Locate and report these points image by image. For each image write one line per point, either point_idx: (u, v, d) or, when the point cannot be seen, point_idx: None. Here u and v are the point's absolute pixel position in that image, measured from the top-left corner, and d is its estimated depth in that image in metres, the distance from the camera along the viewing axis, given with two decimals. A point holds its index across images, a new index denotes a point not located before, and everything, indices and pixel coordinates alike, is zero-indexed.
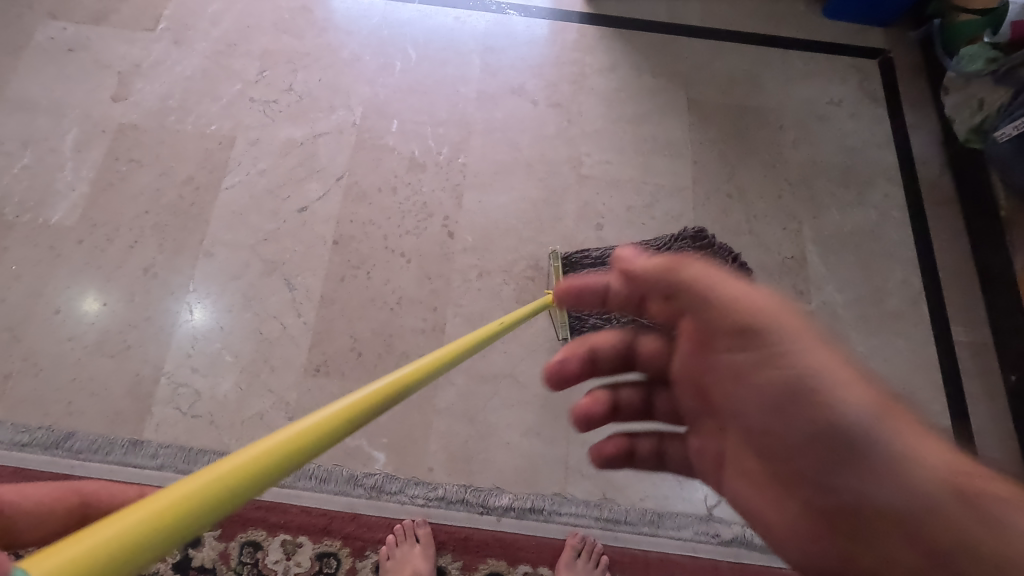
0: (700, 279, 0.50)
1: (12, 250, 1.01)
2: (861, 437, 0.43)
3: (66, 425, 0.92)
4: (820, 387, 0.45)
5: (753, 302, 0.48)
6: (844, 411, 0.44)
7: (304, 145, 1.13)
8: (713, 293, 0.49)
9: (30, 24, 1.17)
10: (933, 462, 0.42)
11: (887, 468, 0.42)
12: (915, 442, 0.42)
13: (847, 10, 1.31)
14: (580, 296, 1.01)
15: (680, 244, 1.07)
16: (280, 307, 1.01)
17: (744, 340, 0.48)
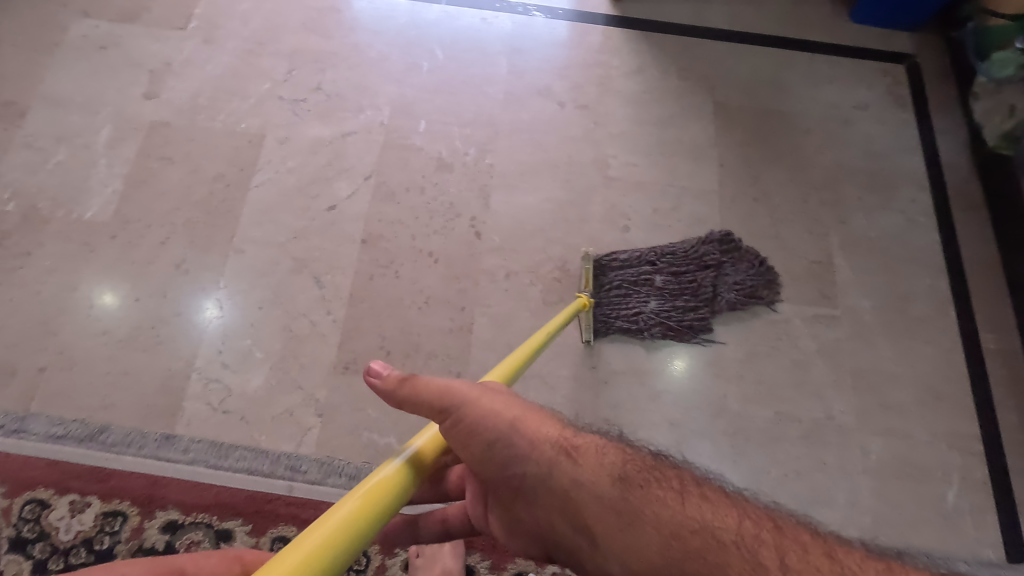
0: (470, 416, 0.56)
1: (46, 245, 1.02)
2: (616, 518, 0.51)
3: (100, 419, 0.93)
4: (577, 483, 0.53)
5: (519, 431, 0.56)
6: (594, 497, 0.52)
7: (333, 144, 1.14)
8: (492, 429, 0.56)
9: (64, 22, 1.19)
10: (682, 520, 0.49)
11: (637, 539, 0.49)
12: (658, 507, 0.50)
13: (874, 14, 1.32)
14: (608, 297, 1.04)
15: (707, 246, 1.08)
16: (310, 305, 1.02)
17: (511, 462, 0.56)
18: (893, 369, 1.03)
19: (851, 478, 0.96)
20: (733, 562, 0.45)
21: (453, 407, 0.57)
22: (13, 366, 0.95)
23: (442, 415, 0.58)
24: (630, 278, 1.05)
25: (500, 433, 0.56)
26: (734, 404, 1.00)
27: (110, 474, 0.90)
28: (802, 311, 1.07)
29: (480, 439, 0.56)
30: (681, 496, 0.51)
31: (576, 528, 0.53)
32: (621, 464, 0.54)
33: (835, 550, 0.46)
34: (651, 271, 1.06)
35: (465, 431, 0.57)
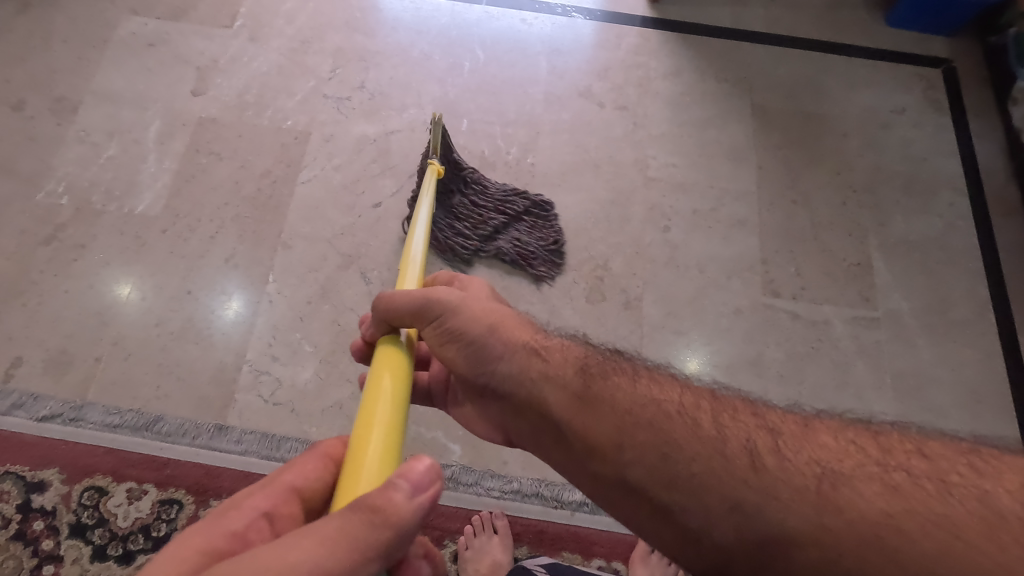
0: (455, 320, 0.60)
1: (100, 238, 1.04)
2: (574, 399, 0.54)
3: (154, 409, 0.95)
4: (537, 371, 0.57)
5: (490, 325, 0.60)
6: (555, 383, 0.56)
7: (377, 142, 1.15)
8: (464, 321, 0.60)
9: (114, 19, 1.21)
10: (637, 400, 0.53)
11: (598, 419, 0.52)
12: (615, 390, 0.54)
13: (912, 19, 1.33)
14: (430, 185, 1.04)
15: (517, 197, 1.09)
16: (357, 300, 1.03)
17: (480, 353, 0.60)
18: (932, 372, 1.04)
19: None
20: (683, 432, 0.49)
21: (427, 301, 0.61)
22: (70, 356, 0.97)
23: (417, 306, 0.61)
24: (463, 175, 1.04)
25: (471, 326, 0.60)
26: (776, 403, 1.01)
27: (165, 463, 0.91)
28: (842, 313, 1.08)
29: (449, 328, 0.60)
30: (640, 381, 0.55)
31: (537, 412, 0.56)
32: (585, 356, 0.58)
33: (779, 426, 0.48)
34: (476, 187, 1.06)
35: (437, 321, 0.61)
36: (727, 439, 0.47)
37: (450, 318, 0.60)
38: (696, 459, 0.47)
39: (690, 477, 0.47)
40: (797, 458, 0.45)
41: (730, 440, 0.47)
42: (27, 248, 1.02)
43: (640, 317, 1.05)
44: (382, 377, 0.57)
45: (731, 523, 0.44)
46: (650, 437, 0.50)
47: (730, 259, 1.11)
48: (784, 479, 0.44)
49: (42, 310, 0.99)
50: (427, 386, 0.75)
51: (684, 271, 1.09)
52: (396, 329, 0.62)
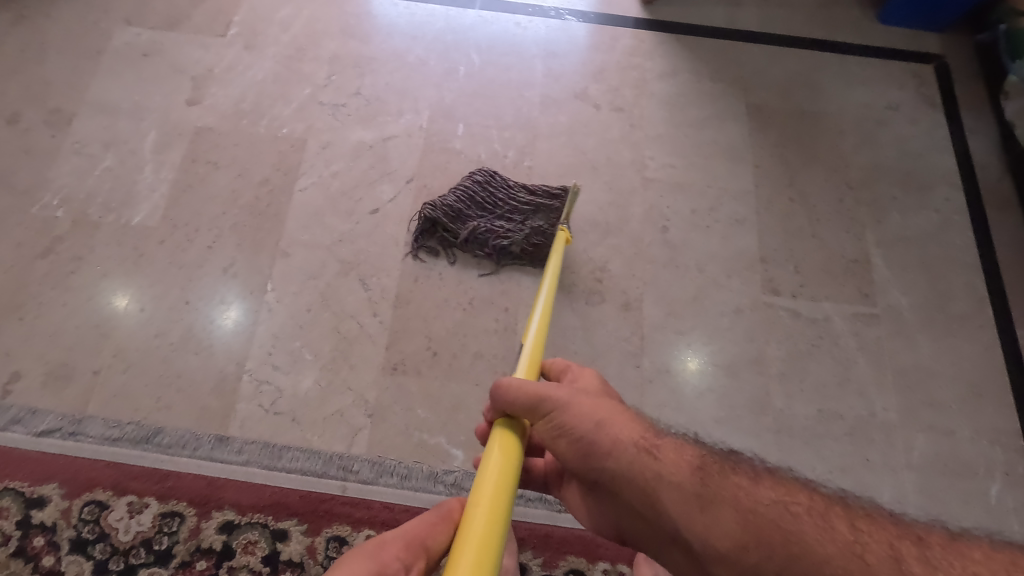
0: (564, 416, 0.61)
1: (97, 249, 1.04)
2: (696, 500, 0.54)
3: (154, 420, 0.94)
4: (652, 469, 0.57)
5: (599, 421, 0.60)
6: (671, 481, 0.56)
7: (375, 148, 1.15)
8: (574, 418, 0.61)
9: (108, 30, 1.21)
10: (760, 500, 0.52)
11: (718, 518, 0.53)
12: (738, 489, 0.54)
13: (904, 16, 1.34)
14: (477, 206, 1.09)
15: (532, 237, 1.06)
16: (357, 307, 1.03)
17: (590, 451, 0.60)
18: (932, 366, 1.04)
19: (895, 473, 0.97)
20: (812, 535, 0.49)
21: (539, 400, 0.62)
22: (70, 369, 0.96)
23: (531, 402, 0.62)
24: (520, 204, 1.08)
25: (581, 423, 0.61)
26: (778, 401, 1.01)
27: (167, 475, 0.90)
28: (841, 310, 1.08)
29: (558, 424, 0.61)
30: (761, 481, 0.54)
31: (658, 515, 0.56)
32: (701, 454, 0.58)
33: (921, 535, 0.48)
34: (518, 213, 1.08)
35: (547, 418, 0.62)
36: (864, 545, 0.48)
37: (559, 412, 0.62)
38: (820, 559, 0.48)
39: None
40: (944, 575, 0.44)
41: (864, 547, 0.47)
42: (25, 261, 1.01)
43: (641, 318, 1.05)
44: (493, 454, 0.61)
45: None
46: (773, 536, 0.50)
47: (729, 258, 1.11)
48: None
49: (40, 323, 0.98)
50: (543, 473, 0.77)
51: (684, 271, 1.09)
52: (510, 417, 0.64)
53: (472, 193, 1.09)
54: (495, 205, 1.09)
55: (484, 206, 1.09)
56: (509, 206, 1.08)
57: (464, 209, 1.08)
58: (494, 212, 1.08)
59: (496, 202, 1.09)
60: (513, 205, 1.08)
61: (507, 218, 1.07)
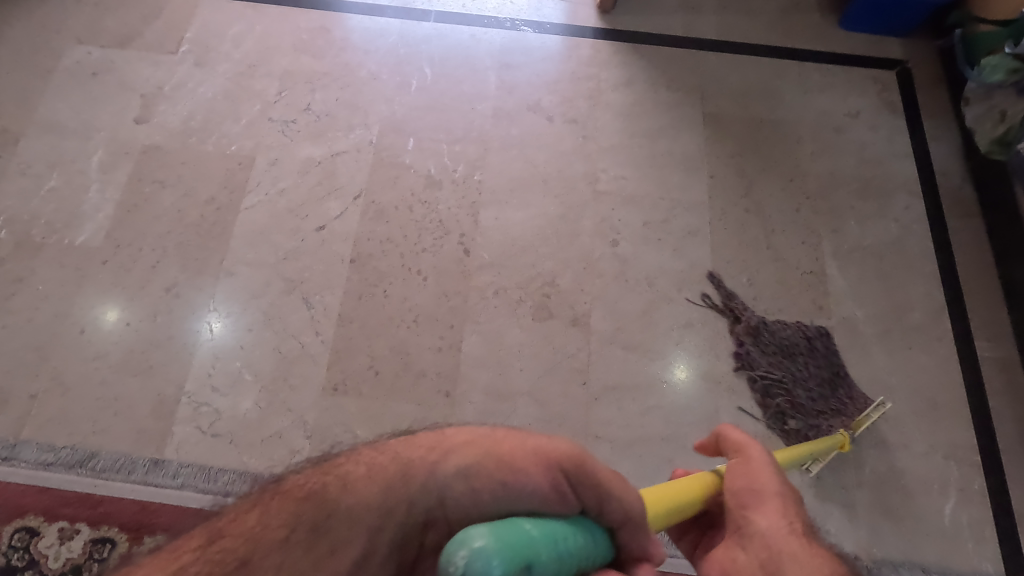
0: (756, 467, 0.60)
1: (40, 271, 1.03)
2: None
3: (90, 444, 0.93)
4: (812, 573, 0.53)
5: (783, 510, 0.58)
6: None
7: (323, 164, 1.14)
8: (762, 479, 0.60)
9: (58, 49, 1.21)
10: None
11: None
12: None
13: (864, 21, 1.31)
14: (801, 356, 1.03)
15: (791, 420, 0.98)
16: (300, 326, 1.02)
17: (751, 506, 0.59)
18: (887, 380, 1.02)
19: (847, 492, 0.94)
20: None
21: (744, 443, 0.62)
22: (6, 393, 0.95)
23: (743, 444, 0.63)
24: (821, 386, 1.01)
25: (763, 495, 0.59)
26: (727, 418, 0.99)
27: (100, 500, 0.89)
28: (795, 323, 1.06)
29: (743, 473, 0.60)
30: None
31: None
32: None
33: None
34: (814, 394, 1.00)
35: (735, 464, 0.61)
36: None
37: (753, 458, 0.61)
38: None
39: None
40: None
41: None
42: None
43: (588, 334, 1.03)
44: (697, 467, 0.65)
45: None
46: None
47: (680, 271, 1.09)
48: None
49: None
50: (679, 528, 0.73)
51: (634, 285, 1.07)
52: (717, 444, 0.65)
53: (798, 338, 1.04)
54: (806, 355, 1.03)
55: (801, 355, 1.03)
56: (820, 363, 1.02)
57: (780, 336, 1.04)
58: (800, 356, 1.03)
59: (810, 356, 1.03)
60: (824, 362, 1.03)
61: (792, 368, 1.02)
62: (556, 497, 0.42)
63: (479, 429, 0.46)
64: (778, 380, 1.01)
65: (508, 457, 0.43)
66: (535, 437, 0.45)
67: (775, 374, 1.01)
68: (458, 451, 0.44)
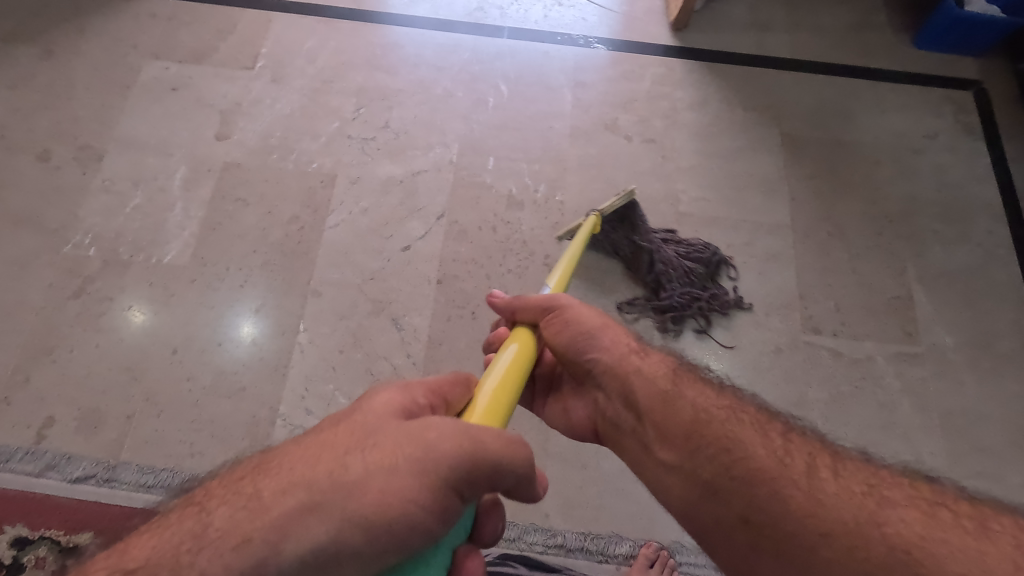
0: (570, 311, 0.73)
1: (128, 289, 1.03)
2: (664, 396, 0.66)
3: (188, 467, 0.93)
4: (638, 368, 0.69)
5: (611, 335, 0.72)
6: (647, 379, 0.68)
7: (404, 183, 1.14)
8: (589, 322, 0.72)
9: (135, 64, 1.20)
10: (714, 410, 0.63)
11: (680, 413, 0.64)
12: (697, 398, 0.65)
13: (940, 41, 1.30)
14: (704, 278, 1.08)
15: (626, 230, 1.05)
16: (390, 348, 1.02)
17: (584, 346, 0.72)
18: (979, 410, 1.02)
19: None
20: (752, 437, 0.59)
21: (547, 299, 0.74)
22: (103, 414, 0.95)
23: (543, 303, 0.73)
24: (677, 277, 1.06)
25: (597, 332, 0.72)
26: None
27: None
28: (883, 349, 1.06)
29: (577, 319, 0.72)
30: (719, 394, 0.66)
31: (629, 403, 0.68)
32: (676, 367, 0.70)
33: (840, 453, 0.57)
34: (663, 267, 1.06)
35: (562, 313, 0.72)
36: (792, 451, 0.57)
37: (565, 305, 0.73)
38: (757, 463, 0.57)
39: (748, 470, 0.57)
40: (849, 481, 0.53)
41: (793, 453, 0.57)
42: (57, 302, 1.01)
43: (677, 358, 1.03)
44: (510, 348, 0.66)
45: (783, 519, 0.53)
46: (719, 435, 0.61)
47: (766, 295, 1.09)
48: (836, 490, 0.53)
49: (71, 366, 0.97)
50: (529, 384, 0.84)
51: (720, 309, 1.07)
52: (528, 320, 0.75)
53: (699, 267, 1.07)
54: (665, 284, 1.05)
55: (689, 275, 1.07)
56: (685, 295, 1.05)
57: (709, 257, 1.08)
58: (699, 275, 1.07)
59: (666, 288, 1.06)
60: (697, 300, 1.06)
61: (684, 271, 1.07)
62: (442, 517, 0.45)
63: (331, 467, 0.46)
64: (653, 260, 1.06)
65: (373, 509, 0.44)
66: (397, 449, 0.46)
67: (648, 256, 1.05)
68: (319, 506, 0.44)
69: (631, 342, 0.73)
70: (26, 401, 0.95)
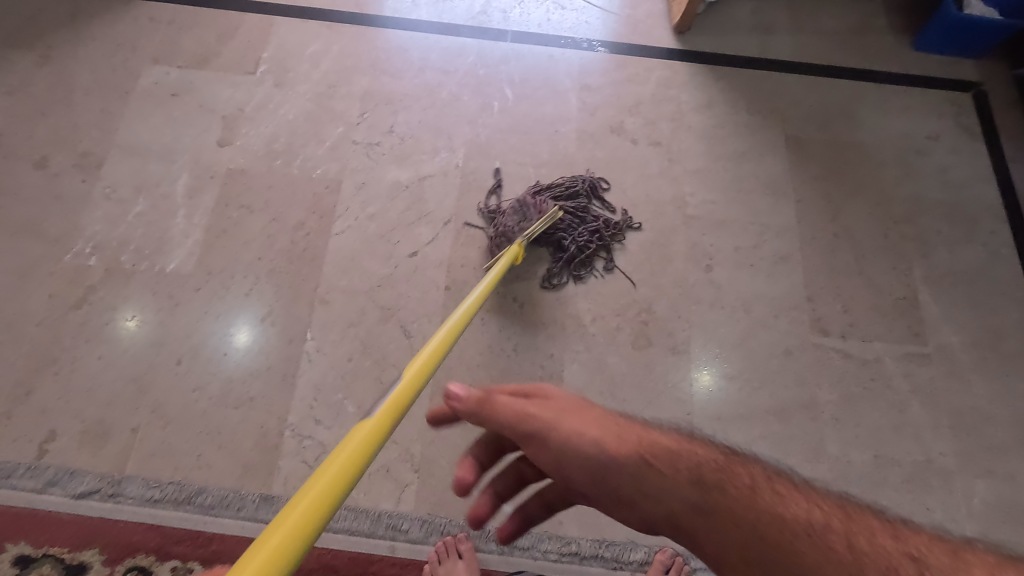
0: (518, 420, 0.54)
1: (131, 298, 1.01)
2: (690, 515, 0.47)
3: (196, 480, 0.91)
4: (638, 475, 0.50)
5: (589, 427, 0.53)
6: (656, 493, 0.48)
7: (410, 188, 1.13)
8: (553, 422, 0.54)
9: (135, 69, 1.18)
10: (759, 521, 0.44)
11: (722, 540, 0.45)
12: (734, 506, 0.46)
13: (940, 43, 1.32)
14: (586, 207, 1.12)
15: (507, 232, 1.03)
16: (399, 356, 1.00)
17: (557, 459, 0.53)
18: (988, 410, 1.02)
19: (957, 523, 0.95)
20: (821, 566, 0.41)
21: (487, 405, 0.55)
22: (108, 427, 0.93)
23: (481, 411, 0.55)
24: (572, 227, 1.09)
25: (572, 433, 0.53)
26: (833, 448, 0.99)
27: (210, 538, 0.88)
28: (892, 350, 1.06)
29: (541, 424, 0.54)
30: (758, 489, 0.46)
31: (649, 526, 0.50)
32: (688, 454, 0.50)
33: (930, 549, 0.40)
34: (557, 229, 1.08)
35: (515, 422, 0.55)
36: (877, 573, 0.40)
37: (503, 413, 0.55)
38: None
39: None
40: None
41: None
42: (58, 313, 0.99)
43: (689, 362, 1.03)
44: (349, 441, 0.47)
45: None
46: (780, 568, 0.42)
47: (776, 298, 1.09)
48: None
49: (75, 379, 0.95)
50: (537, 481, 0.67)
51: (730, 312, 1.07)
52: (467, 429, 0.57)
53: (578, 202, 1.12)
54: (563, 234, 1.08)
55: (573, 214, 1.11)
56: (579, 239, 1.08)
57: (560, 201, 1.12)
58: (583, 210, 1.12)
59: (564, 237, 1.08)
60: (595, 235, 1.10)
61: (572, 219, 1.10)
62: None
63: None
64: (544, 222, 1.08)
65: None
66: None
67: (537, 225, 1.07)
68: None
69: (608, 425, 0.53)
70: (28, 415, 0.92)
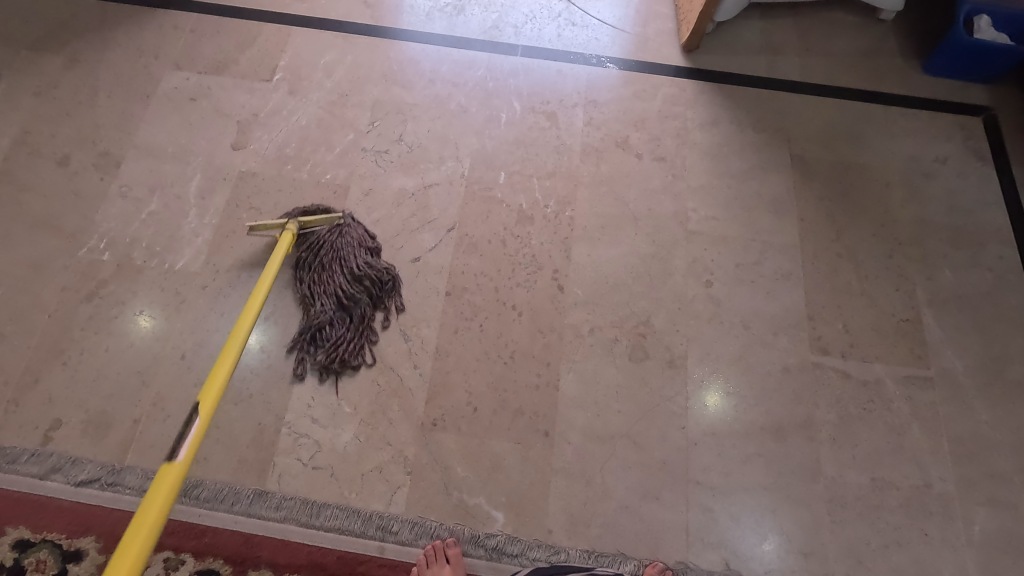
0: None
1: (140, 293, 1.04)
2: None
3: (192, 473, 0.93)
4: None
5: None
6: None
7: (416, 196, 1.15)
8: None
9: (158, 74, 1.23)
10: None
11: None
12: None
13: (949, 67, 1.31)
14: (349, 335, 1.02)
15: (348, 241, 1.06)
16: (397, 359, 1.02)
17: None
18: (991, 436, 1.01)
19: (956, 551, 0.93)
20: None
21: None
22: (110, 417, 0.95)
23: None
24: (337, 315, 1.03)
25: None
26: (830, 469, 0.98)
27: (203, 530, 0.89)
28: (893, 372, 1.05)
29: None
30: None
31: None
32: None
33: None
34: (336, 294, 1.03)
35: None
36: None
37: None
38: None
39: None
40: None
41: None
42: (69, 306, 1.02)
43: (684, 377, 1.03)
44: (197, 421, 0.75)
45: None
46: None
47: (775, 315, 1.08)
48: None
49: (82, 370, 0.98)
50: None
51: (728, 327, 1.07)
52: None
53: (360, 327, 1.03)
54: (328, 305, 1.03)
55: (350, 325, 1.03)
56: (333, 317, 1.02)
57: (358, 301, 1.04)
58: (353, 329, 1.02)
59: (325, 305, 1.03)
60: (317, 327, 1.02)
61: (327, 312, 1.02)
62: None
63: None
64: (340, 273, 1.05)
65: None
66: None
67: (343, 262, 1.05)
68: None
69: None
70: (35, 403, 0.95)
